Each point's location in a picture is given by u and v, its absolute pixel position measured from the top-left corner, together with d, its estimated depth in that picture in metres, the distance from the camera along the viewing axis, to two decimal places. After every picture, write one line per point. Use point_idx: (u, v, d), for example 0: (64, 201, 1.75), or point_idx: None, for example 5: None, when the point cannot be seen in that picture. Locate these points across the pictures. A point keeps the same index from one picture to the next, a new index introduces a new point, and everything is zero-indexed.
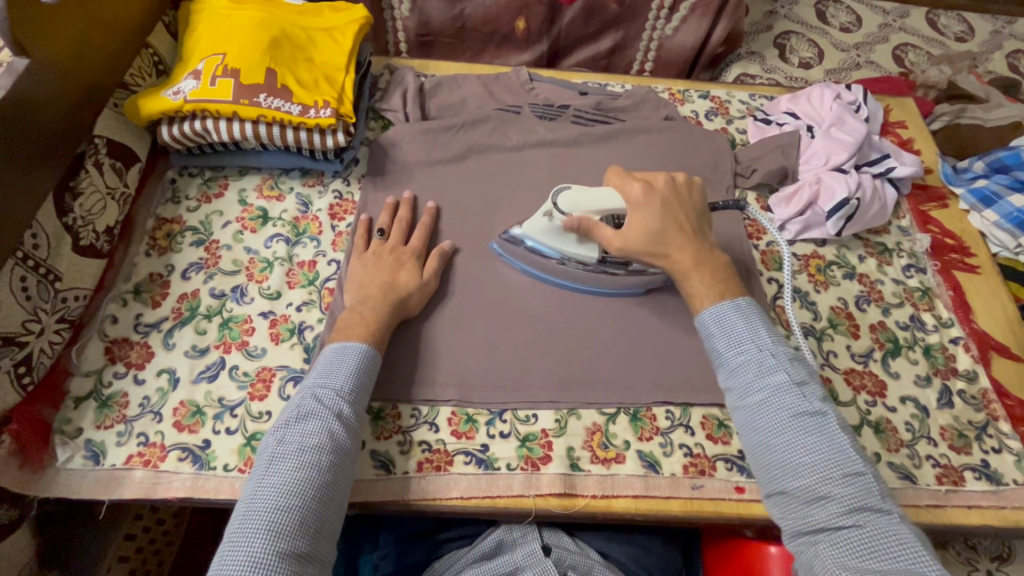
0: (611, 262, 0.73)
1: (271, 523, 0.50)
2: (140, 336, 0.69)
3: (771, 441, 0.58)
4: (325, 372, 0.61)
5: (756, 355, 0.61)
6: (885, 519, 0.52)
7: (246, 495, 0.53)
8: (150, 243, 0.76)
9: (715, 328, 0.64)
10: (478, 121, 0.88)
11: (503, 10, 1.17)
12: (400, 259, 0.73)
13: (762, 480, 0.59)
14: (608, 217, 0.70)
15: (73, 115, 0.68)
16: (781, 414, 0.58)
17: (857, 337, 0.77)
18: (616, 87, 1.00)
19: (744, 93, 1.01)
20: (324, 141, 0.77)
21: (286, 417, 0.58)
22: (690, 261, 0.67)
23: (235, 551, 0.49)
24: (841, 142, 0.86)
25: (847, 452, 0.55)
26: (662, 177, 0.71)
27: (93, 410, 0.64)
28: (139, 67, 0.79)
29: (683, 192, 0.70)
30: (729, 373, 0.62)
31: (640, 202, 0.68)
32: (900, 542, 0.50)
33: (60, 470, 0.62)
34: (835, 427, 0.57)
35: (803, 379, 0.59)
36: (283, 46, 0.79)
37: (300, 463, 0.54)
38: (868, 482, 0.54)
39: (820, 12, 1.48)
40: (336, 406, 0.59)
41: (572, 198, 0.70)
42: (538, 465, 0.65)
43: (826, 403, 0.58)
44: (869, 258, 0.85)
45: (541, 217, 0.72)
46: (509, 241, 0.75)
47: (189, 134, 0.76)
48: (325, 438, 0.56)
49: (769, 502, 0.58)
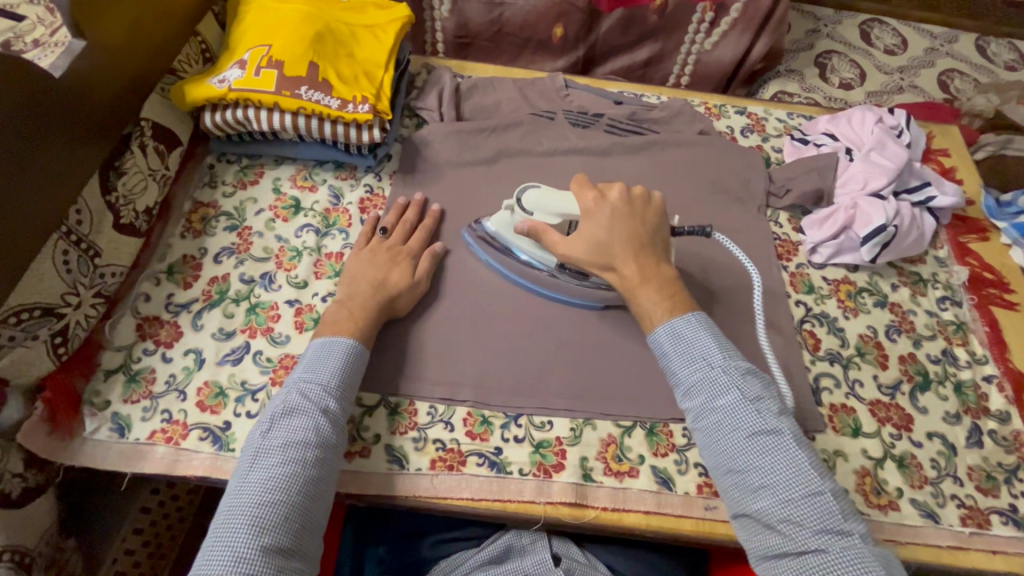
0: (574, 272, 0.73)
1: (255, 519, 0.51)
2: (171, 316, 0.71)
3: (728, 463, 0.57)
4: (312, 365, 0.62)
5: (709, 373, 0.60)
6: (844, 541, 0.52)
7: (231, 493, 0.54)
8: (186, 225, 0.78)
9: (668, 345, 0.63)
10: (512, 124, 0.89)
11: (542, 16, 1.18)
12: (395, 258, 0.73)
13: (725, 499, 0.59)
14: (565, 222, 0.71)
15: (122, 97, 0.70)
16: (738, 434, 0.57)
17: (885, 368, 0.75)
18: (651, 97, 0.99)
19: (783, 111, 1.00)
20: (359, 137, 0.79)
21: (270, 413, 0.58)
22: (636, 278, 0.65)
23: (217, 552, 0.50)
24: (881, 168, 0.84)
25: (805, 470, 0.55)
26: (617, 188, 0.69)
27: (122, 384, 0.66)
28: (187, 55, 0.81)
29: (639, 205, 0.69)
30: (684, 393, 0.61)
31: (593, 211, 0.68)
32: (860, 566, 0.51)
33: (87, 440, 0.63)
34: (791, 444, 0.56)
35: (758, 397, 0.58)
36: (327, 41, 0.80)
37: (284, 459, 0.55)
38: (827, 503, 0.54)
39: (864, 33, 1.45)
40: (322, 402, 0.59)
41: (534, 198, 0.72)
42: (551, 473, 0.65)
43: (780, 421, 0.57)
44: (903, 287, 0.83)
45: (506, 211, 0.75)
46: (482, 235, 0.77)
47: (231, 122, 0.78)
48: (311, 434, 0.57)
49: (733, 522, 0.58)
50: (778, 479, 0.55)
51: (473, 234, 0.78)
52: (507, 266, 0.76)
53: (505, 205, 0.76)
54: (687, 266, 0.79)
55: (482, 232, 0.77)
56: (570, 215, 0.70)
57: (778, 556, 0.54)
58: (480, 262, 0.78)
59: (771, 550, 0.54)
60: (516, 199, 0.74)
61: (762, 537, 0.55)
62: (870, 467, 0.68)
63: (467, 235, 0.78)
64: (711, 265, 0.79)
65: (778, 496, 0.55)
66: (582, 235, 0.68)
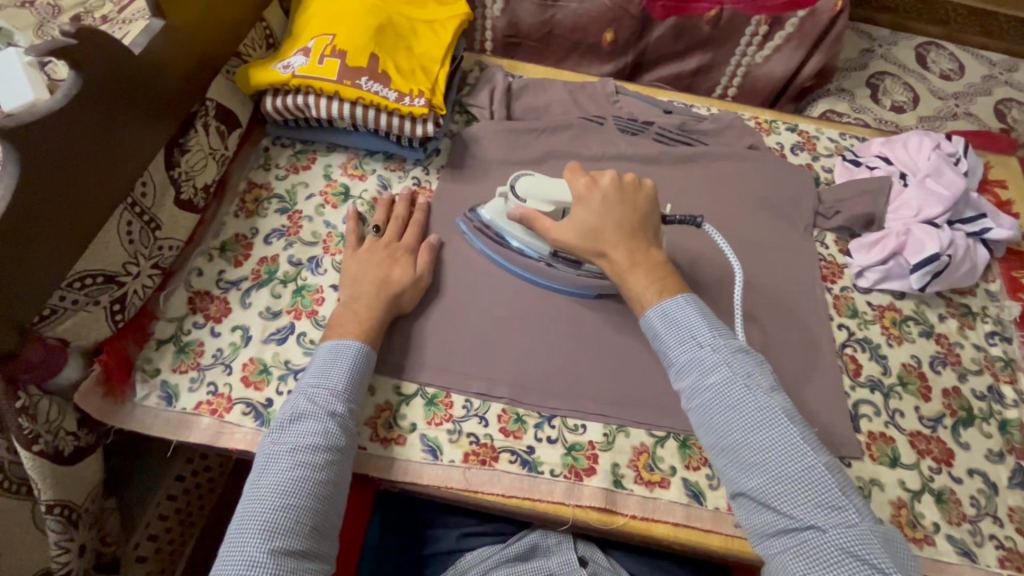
0: (565, 259, 0.74)
1: (266, 524, 0.53)
2: (221, 292, 0.73)
3: (722, 441, 0.59)
4: (318, 370, 0.63)
5: (700, 351, 0.61)
6: (842, 518, 0.53)
7: (246, 497, 0.56)
8: (239, 205, 0.80)
9: (659, 325, 0.64)
10: (561, 127, 0.89)
11: (593, 19, 1.18)
12: (394, 254, 0.74)
13: (722, 478, 0.60)
14: (557, 210, 0.72)
15: (193, 77, 0.72)
16: (731, 411, 0.59)
17: (928, 400, 0.74)
18: (701, 108, 0.98)
19: (835, 131, 0.98)
20: (413, 130, 0.80)
21: (281, 419, 0.60)
22: (626, 261, 0.66)
23: (233, 555, 0.52)
24: (937, 195, 0.82)
25: (798, 445, 0.56)
26: (609, 174, 0.71)
27: (172, 353, 0.68)
28: (252, 39, 0.83)
29: (630, 191, 0.70)
30: (677, 371, 0.63)
31: (584, 196, 0.70)
32: (858, 541, 0.51)
33: (136, 406, 0.65)
34: (783, 419, 0.57)
35: (751, 374, 0.60)
36: (388, 34, 0.82)
37: (294, 463, 0.56)
38: (822, 478, 0.54)
39: (919, 56, 1.42)
40: (329, 406, 0.60)
41: (526, 184, 0.73)
42: (581, 476, 0.65)
43: (771, 396, 0.59)
44: (950, 318, 0.81)
45: (499, 198, 0.76)
46: (476, 222, 0.78)
47: (291, 107, 0.79)
48: (319, 438, 0.58)
49: (731, 501, 0.59)
50: (770, 457, 0.56)
51: (467, 223, 0.79)
52: (506, 258, 0.77)
53: (498, 193, 0.76)
54: (727, 280, 0.79)
55: (477, 221, 0.78)
56: (561, 202, 0.71)
57: (775, 534, 0.55)
58: (476, 252, 0.78)
59: (768, 527, 0.55)
60: (509, 186, 0.74)
61: (758, 515, 0.56)
62: (907, 499, 0.67)
63: (462, 224, 0.79)
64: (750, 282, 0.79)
65: (771, 472, 0.56)
66: (573, 222, 0.69)
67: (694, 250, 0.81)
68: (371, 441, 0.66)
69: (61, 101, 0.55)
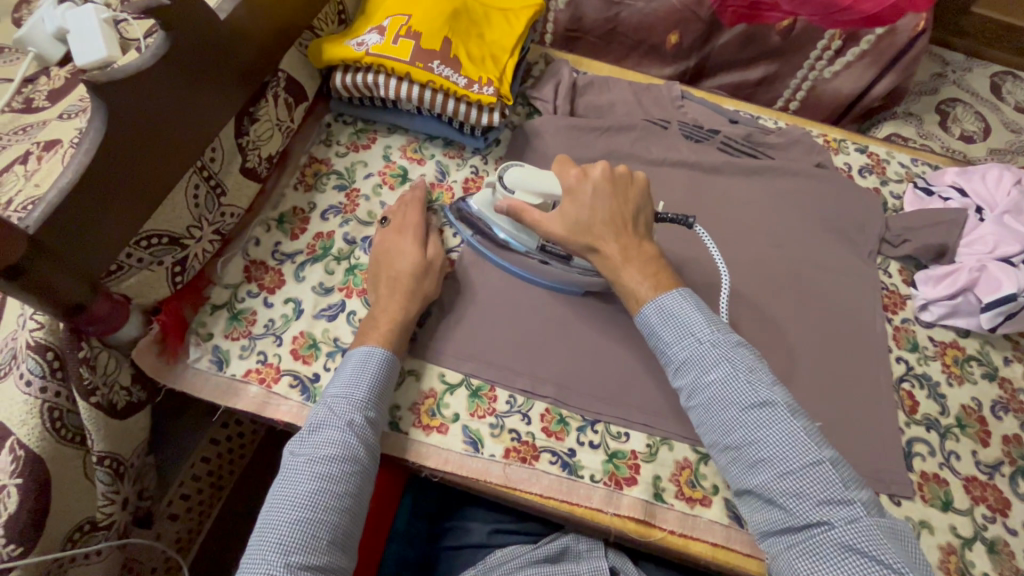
0: (553, 253, 0.72)
1: (282, 539, 0.53)
2: (276, 263, 0.73)
3: (723, 440, 0.59)
4: (346, 381, 0.62)
5: (698, 347, 0.61)
6: (849, 514, 0.52)
7: (266, 509, 0.56)
8: (299, 177, 0.80)
9: (657, 321, 0.63)
10: (624, 128, 0.87)
11: (660, 20, 1.15)
12: (429, 250, 0.72)
13: (727, 479, 0.60)
14: (546, 202, 0.70)
15: (270, 47, 0.72)
16: (731, 409, 0.59)
17: (986, 445, 0.71)
18: (767, 121, 0.95)
19: (906, 156, 0.95)
20: (479, 118, 0.79)
21: (303, 430, 0.60)
22: (619, 256, 0.65)
23: (252, 567, 0.52)
24: (1015, 233, 0.77)
25: (799, 439, 0.56)
26: (600, 166, 0.68)
27: (225, 319, 0.69)
28: (326, 14, 0.83)
29: (622, 183, 0.68)
30: (676, 369, 0.63)
31: (574, 187, 0.68)
32: (867, 537, 0.51)
33: (189, 366, 0.67)
34: (784, 414, 0.57)
35: (776, 385, 0.59)
36: (462, 20, 0.81)
37: (312, 475, 0.56)
38: (826, 472, 0.54)
39: (995, 85, 1.36)
40: (348, 416, 0.59)
41: (516, 175, 0.70)
42: (622, 485, 0.64)
43: (772, 390, 0.58)
44: (1016, 363, 0.77)
45: (488, 188, 0.74)
46: (466, 213, 0.77)
47: (360, 85, 0.79)
48: (335, 450, 0.57)
49: (738, 500, 0.60)
50: (772, 453, 0.56)
51: (456, 212, 0.78)
52: (498, 254, 0.75)
53: (487, 182, 0.73)
54: (781, 300, 0.77)
55: (466, 211, 0.77)
56: (549, 194, 0.69)
57: (781, 533, 0.55)
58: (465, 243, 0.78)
59: (775, 526, 0.55)
60: (498, 176, 0.71)
61: (764, 513, 0.56)
62: (957, 546, 0.64)
63: (450, 212, 0.78)
64: (806, 305, 0.77)
65: (776, 469, 0.56)
66: (562, 214, 0.67)
67: (750, 266, 0.79)
68: (414, 427, 0.66)
69: (150, 59, 0.56)
